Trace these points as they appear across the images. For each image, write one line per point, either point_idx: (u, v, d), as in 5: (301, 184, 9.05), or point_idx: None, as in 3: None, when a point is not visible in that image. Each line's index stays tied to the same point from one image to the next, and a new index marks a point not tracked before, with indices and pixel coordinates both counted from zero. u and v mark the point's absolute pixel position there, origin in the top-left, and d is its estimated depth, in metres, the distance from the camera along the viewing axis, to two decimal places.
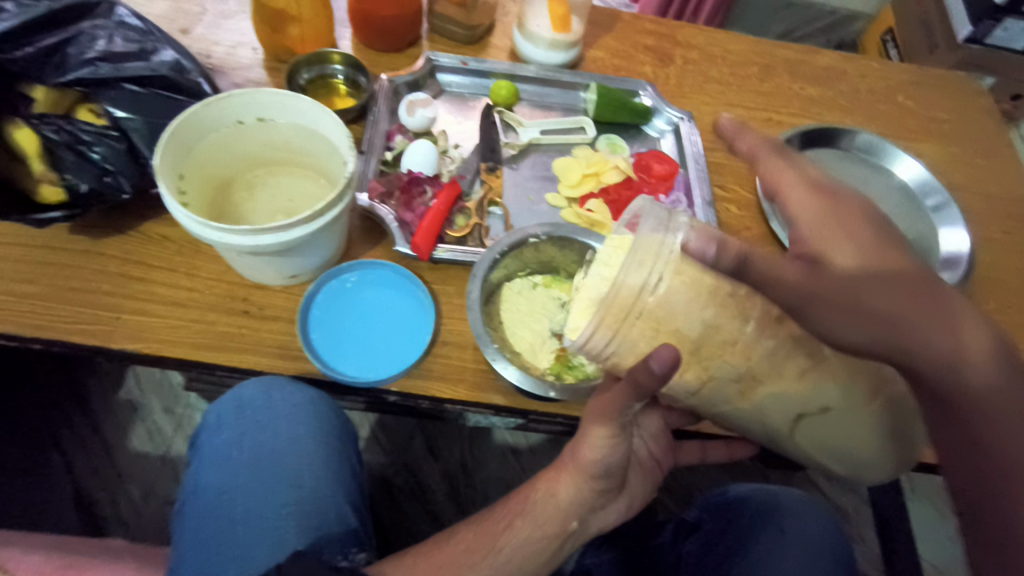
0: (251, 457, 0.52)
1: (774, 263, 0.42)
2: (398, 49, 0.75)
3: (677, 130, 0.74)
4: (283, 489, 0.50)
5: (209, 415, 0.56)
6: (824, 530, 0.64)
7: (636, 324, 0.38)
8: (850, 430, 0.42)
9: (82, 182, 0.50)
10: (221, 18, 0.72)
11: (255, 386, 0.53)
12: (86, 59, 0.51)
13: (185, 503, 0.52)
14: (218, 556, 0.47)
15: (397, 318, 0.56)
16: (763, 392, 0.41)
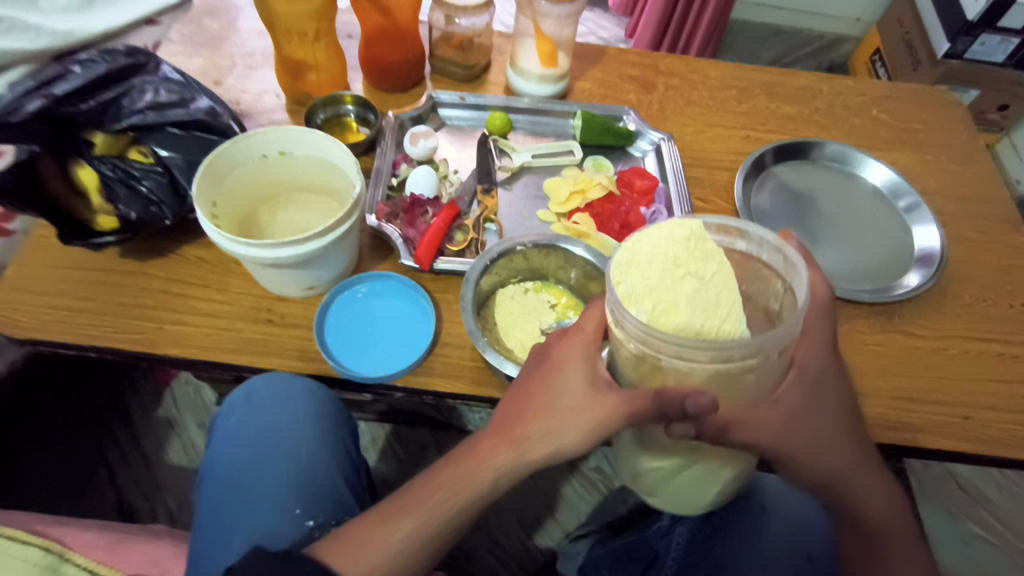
0: (255, 435, 0.59)
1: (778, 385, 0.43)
2: (403, 89, 0.84)
3: (658, 150, 0.81)
4: (284, 460, 0.57)
5: (225, 404, 0.63)
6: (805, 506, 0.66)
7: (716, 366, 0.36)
8: (697, 491, 0.47)
9: (131, 211, 0.58)
10: (249, 70, 0.82)
11: (261, 380, 0.60)
12: (137, 109, 0.61)
13: (202, 479, 0.59)
14: (227, 518, 0.54)
15: (403, 323, 0.63)
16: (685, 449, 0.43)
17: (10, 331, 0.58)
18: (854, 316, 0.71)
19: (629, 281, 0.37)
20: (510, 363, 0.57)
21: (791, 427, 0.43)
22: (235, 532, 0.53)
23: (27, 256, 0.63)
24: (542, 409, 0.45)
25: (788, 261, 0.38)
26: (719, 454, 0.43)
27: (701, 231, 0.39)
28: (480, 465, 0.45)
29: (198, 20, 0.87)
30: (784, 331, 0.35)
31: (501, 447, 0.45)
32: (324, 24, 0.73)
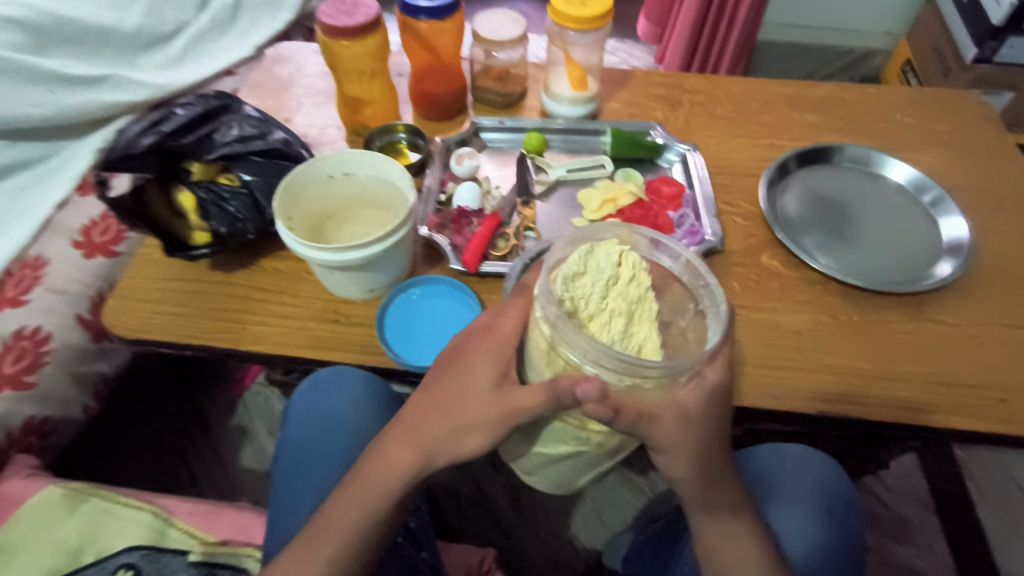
0: (324, 416, 0.69)
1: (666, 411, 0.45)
2: (448, 118, 0.93)
3: (684, 160, 0.87)
4: (348, 437, 0.67)
5: (297, 391, 0.73)
6: (824, 470, 0.67)
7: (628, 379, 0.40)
8: (570, 471, 0.54)
9: (222, 226, 0.68)
10: (314, 108, 0.93)
11: (328, 372, 0.70)
12: (226, 142, 0.72)
13: (278, 456, 0.69)
14: (302, 487, 0.64)
15: (452, 321, 0.70)
16: (569, 440, 0.49)
17: (122, 333, 0.68)
18: (882, 307, 0.74)
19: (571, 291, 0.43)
20: None
21: (669, 436, 0.46)
22: (307, 499, 0.63)
23: (134, 270, 0.73)
24: (445, 411, 0.48)
25: (709, 290, 0.45)
26: (600, 447, 0.49)
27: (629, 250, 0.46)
28: (394, 467, 0.50)
29: (270, 67, 0.99)
30: (696, 357, 0.40)
31: (407, 449, 0.49)
32: (380, 63, 0.85)
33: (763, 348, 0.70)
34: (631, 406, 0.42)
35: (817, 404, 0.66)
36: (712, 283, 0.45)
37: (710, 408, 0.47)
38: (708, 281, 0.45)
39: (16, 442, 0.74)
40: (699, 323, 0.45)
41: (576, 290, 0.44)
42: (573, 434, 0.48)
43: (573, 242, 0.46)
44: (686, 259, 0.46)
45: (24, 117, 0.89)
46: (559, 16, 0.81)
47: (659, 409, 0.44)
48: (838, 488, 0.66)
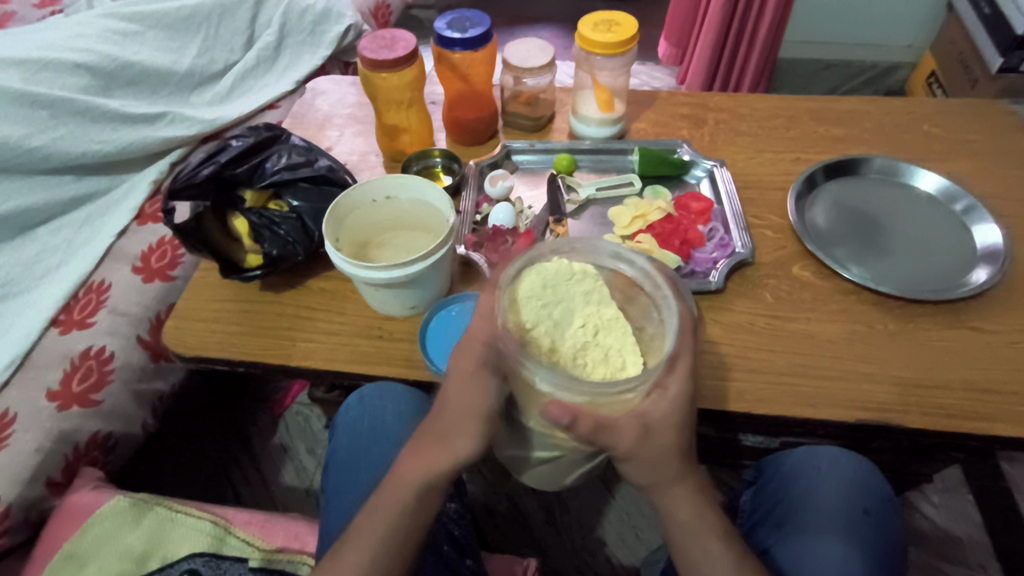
0: (370, 428, 0.72)
1: (625, 415, 0.47)
2: (480, 142, 0.97)
3: (711, 175, 0.89)
4: (394, 449, 0.70)
5: (344, 404, 0.76)
6: (862, 471, 0.66)
7: (584, 392, 0.45)
8: (554, 470, 0.58)
9: (274, 249, 0.72)
10: (353, 138, 0.98)
11: (373, 388, 0.74)
12: (275, 171, 0.76)
13: (327, 465, 0.73)
14: (354, 495, 0.67)
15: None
16: (544, 445, 0.52)
17: (181, 351, 0.72)
18: (918, 315, 0.74)
19: (524, 316, 0.50)
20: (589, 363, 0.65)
21: (630, 445, 0.48)
22: (357, 507, 0.66)
23: (191, 292, 0.77)
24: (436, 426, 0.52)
25: (666, 300, 0.50)
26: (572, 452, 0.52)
27: (580, 273, 0.53)
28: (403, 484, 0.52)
29: (312, 99, 1.04)
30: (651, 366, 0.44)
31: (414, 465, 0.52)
32: (416, 93, 0.89)
33: (798, 357, 0.71)
34: (591, 418, 0.45)
35: (855, 411, 0.66)
36: (668, 294, 0.50)
37: (670, 420, 0.49)
38: (666, 293, 0.50)
39: (83, 456, 0.79)
40: (663, 330, 0.49)
41: (527, 316, 0.50)
42: (544, 440, 0.52)
43: (528, 266, 0.53)
44: (647, 271, 0.52)
45: (91, 152, 0.96)
46: (586, 43, 0.85)
47: (620, 419, 0.47)
48: (875, 487, 0.65)
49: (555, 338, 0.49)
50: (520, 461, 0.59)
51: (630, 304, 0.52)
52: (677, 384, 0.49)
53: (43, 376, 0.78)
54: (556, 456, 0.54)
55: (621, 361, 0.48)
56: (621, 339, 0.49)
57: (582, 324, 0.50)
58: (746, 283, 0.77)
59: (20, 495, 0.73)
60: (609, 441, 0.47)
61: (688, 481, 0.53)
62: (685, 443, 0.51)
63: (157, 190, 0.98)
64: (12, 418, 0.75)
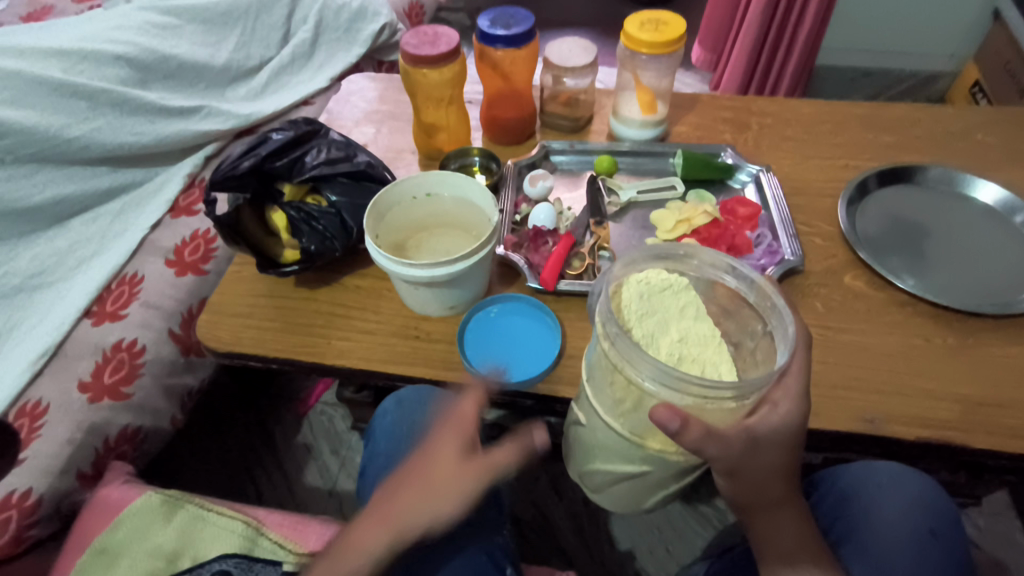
0: (408, 432, 0.69)
1: (733, 430, 0.47)
2: (518, 142, 0.95)
3: (757, 180, 0.86)
4: None
5: (381, 407, 0.74)
6: (926, 488, 0.63)
7: (693, 396, 0.45)
8: (637, 488, 0.60)
9: (312, 244, 0.71)
10: (389, 135, 0.96)
11: (411, 389, 0.71)
12: (314, 165, 0.75)
13: (364, 472, 0.71)
14: None
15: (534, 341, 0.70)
16: (634, 458, 0.54)
17: (215, 346, 0.70)
18: (980, 330, 0.71)
19: (624, 319, 0.49)
20: None
21: (736, 459, 0.48)
22: None
23: (225, 286, 0.76)
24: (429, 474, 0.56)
25: (774, 309, 0.49)
26: (660, 468, 0.54)
27: (679, 283, 0.52)
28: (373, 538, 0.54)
29: (347, 95, 1.03)
30: (763, 379, 0.44)
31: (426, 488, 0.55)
32: (456, 90, 0.88)
33: (853, 371, 0.67)
34: (701, 423, 0.44)
35: (917, 429, 0.63)
36: (779, 303, 0.49)
37: (779, 437, 0.49)
38: (775, 301, 0.49)
39: (112, 450, 0.78)
40: (769, 342, 0.49)
41: (628, 319, 0.49)
42: (634, 453, 0.53)
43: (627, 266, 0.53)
44: (758, 283, 0.50)
45: (128, 144, 0.95)
46: (632, 42, 0.83)
47: (726, 429, 0.47)
48: (936, 501, 0.63)
49: (655, 343, 0.49)
50: (601, 476, 0.61)
51: (730, 318, 0.52)
52: (786, 402, 0.49)
53: (75, 368, 0.77)
54: (643, 471, 0.55)
55: (722, 375, 0.47)
56: (720, 353, 0.49)
57: (678, 337, 0.49)
58: (795, 291, 0.75)
59: (51, 486, 0.72)
60: (714, 453, 0.46)
61: (787, 502, 0.54)
62: (788, 460, 0.51)
63: (191, 183, 0.97)
64: (43, 409, 0.74)
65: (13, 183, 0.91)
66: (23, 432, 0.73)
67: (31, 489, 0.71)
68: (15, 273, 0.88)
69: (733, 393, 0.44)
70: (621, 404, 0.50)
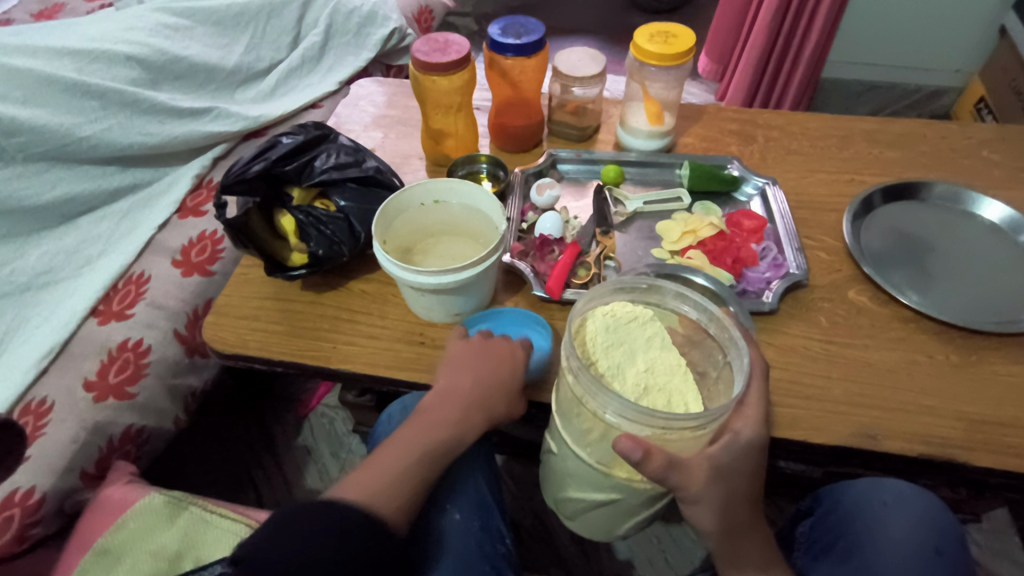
0: None
1: (695, 460, 0.48)
2: (525, 149, 0.96)
3: (763, 193, 0.87)
4: None
5: (386, 414, 0.75)
6: (931, 505, 0.63)
7: (654, 429, 0.46)
8: (609, 514, 0.60)
9: (320, 248, 0.71)
10: (397, 140, 0.97)
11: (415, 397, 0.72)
12: (324, 170, 0.75)
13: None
14: None
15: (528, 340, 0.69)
16: (603, 486, 0.55)
17: (220, 347, 0.71)
18: (983, 347, 0.71)
19: (589, 353, 0.52)
20: None
21: (702, 488, 0.49)
22: None
23: (231, 288, 0.76)
24: (486, 397, 0.61)
25: (732, 341, 0.51)
26: (630, 495, 0.54)
27: (644, 316, 0.54)
28: (434, 443, 0.58)
29: (356, 98, 1.04)
30: (720, 411, 0.45)
31: (481, 410, 0.61)
32: (465, 98, 0.88)
33: (856, 386, 0.68)
34: (663, 454, 0.46)
35: (919, 446, 0.63)
36: (736, 335, 0.50)
37: (741, 465, 0.51)
38: (733, 333, 0.50)
39: (116, 449, 0.78)
40: (729, 373, 0.51)
41: (592, 352, 0.52)
42: (603, 481, 0.54)
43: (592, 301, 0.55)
44: (716, 315, 0.52)
45: (137, 144, 0.96)
46: (641, 54, 0.83)
47: (690, 460, 0.48)
48: (946, 525, 0.62)
49: (619, 375, 0.51)
50: (574, 503, 0.62)
51: (695, 348, 0.53)
52: (748, 430, 0.51)
53: (81, 366, 0.78)
54: (612, 499, 0.56)
55: (687, 405, 0.49)
56: (684, 384, 0.50)
57: (644, 368, 0.51)
58: (800, 305, 0.75)
59: (54, 485, 0.72)
60: (678, 481, 0.48)
61: (752, 529, 0.55)
62: (752, 487, 0.52)
63: (199, 184, 0.98)
64: (49, 407, 0.75)
65: (23, 180, 0.91)
66: (28, 429, 0.73)
67: (34, 487, 0.71)
68: (23, 270, 0.88)
69: (691, 425, 0.45)
70: (588, 434, 0.52)
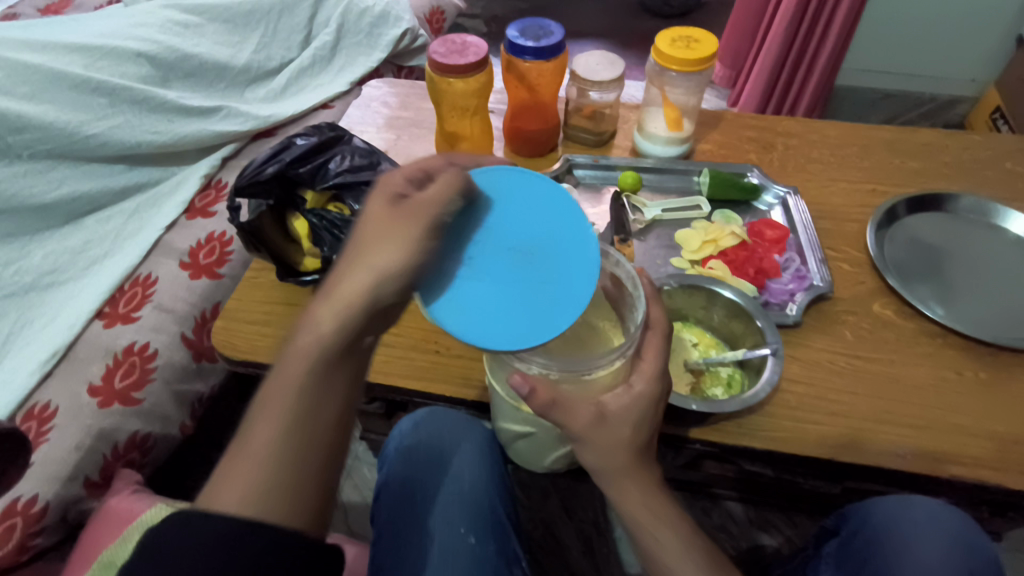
0: (425, 456, 0.67)
1: (579, 400, 0.49)
2: (540, 154, 0.94)
3: (784, 203, 0.85)
4: (452, 481, 0.66)
5: (394, 429, 0.72)
6: (965, 526, 0.61)
7: (541, 372, 0.47)
8: (531, 448, 0.63)
9: (335, 253, 0.70)
10: (411, 142, 0.95)
11: (427, 411, 0.72)
12: (338, 173, 0.73)
13: (378, 494, 0.67)
14: (408, 532, 0.62)
15: (514, 207, 0.47)
16: (518, 417, 0.58)
17: (230, 353, 0.69)
18: (1012, 364, 0.69)
19: None
20: (696, 401, 0.62)
21: (584, 427, 0.49)
22: (414, 543, 0.62)
23: (242, 292, 0.74)
24: (330, 293, 0.41)
25: (636, 300, 0.50)
26: (544, 429, 0.57)
27: None
28: (281, 399, 0.40)
29: (368, 99, 1.02)
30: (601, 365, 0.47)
31: (322, 312, 0.41)
32: (482, 101, 0.86)
33: (883, 403, 0.66)
34: (547, 392, 0.47)
35: (949, 466, 0.61)
36: (639, 295, 0.49)
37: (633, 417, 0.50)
38: (638, 293, 0.49)
39: (121, 457, 0.76)
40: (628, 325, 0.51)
41: None
42: (516, 411, 0.57)
43: None
44: (627, 271, 0.50)
45: (145, 142, 0.94)
46: (663, 58, 0.81)
47: (578, 402, 0.49)
48: (979, 546, 0.60)
49: None
50: (504, 435, 0.64)
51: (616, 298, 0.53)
52: (642, 384, 0.51)
53: (85, 371, 0.76)
54: (528, 430, 0.59)
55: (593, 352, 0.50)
56: (594, 333, 0.51)
57: None
58: (824, 318, 0.73)
59: (57, 494, 0.71)
60: (561, 421, 0.49)
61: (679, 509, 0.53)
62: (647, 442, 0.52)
63: (207, 185, 0.96)
64: (53, 412, 0.73)
65: (29, 178, 0.89)
66: (31, 435, 0.71)
67: (37, 496, 0.69)
68: (27, 270, 0.86)
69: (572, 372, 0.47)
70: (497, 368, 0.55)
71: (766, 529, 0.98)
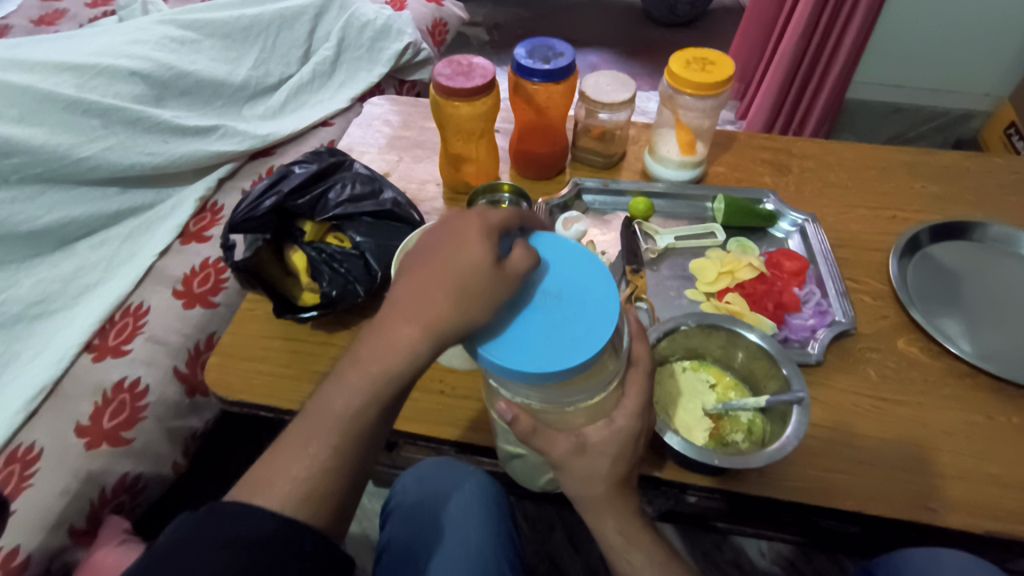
0: (428, 515, 0.64)
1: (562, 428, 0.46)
2: (547, 177, 0.91)
3: (802, 231, 0.82)
4: (457, 541, 0.62)
5: (396, 485, 0.70)
6: None
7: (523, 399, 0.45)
8: (524, 471, 0.60)
9: (334, 288, 0.66)
10: (414, 163, 0.92)
11: (430, 465, 0.70)
12: (338, 203, 0.70)
13: (380, 559, 0.63)
14: None
15: (574, 270, 0.45)
16: (510, 438, 0.55)
17: (222, 392, 0.65)
18: None
19: None
20: (718, 455, 0.56)
21: (564, 455, 0.46)
22: None
23: (238, 325, 0.71)
24: (417, 317, 0.40)
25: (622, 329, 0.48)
26: (534, 453, 0.55)
27: None
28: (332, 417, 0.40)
29: (370, 118, 0.99)
30: (583, 395, 0.44)
31: (407, 329, 0.40)
32: (488, 124, 0.83)
33: (910, 449, 0.63)
34: (529, 420, 0.44)
35: (984, 521, 0.58)
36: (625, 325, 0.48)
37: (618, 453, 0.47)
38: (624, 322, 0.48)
39: (109, 501, 0.73)
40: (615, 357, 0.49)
41: None
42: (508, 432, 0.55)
43: None
44: None
45: (139, 164, 0.91)
46: (677, 81, 0.78)
47: (558, 432, 0.46)
48: None
49: None
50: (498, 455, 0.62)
51: None
52: (626, 418, 0.47)
53: (73, 409, 0.73)
54: (522, 453, 0.56)
55: None
56: None
57: None
58: (846, 356, 0.70)
59: (40, 543, 0.68)
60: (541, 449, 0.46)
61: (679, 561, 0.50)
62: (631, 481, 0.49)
63: (203, 208, 0.93)
64: (37, 454, 0.70)
65: (18, 205, 0.86)
66: (14, 479, 0.68)
67: (18, 547, 0.67)
68: (14, 300, 0.82)
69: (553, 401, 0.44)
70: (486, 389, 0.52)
71: (780, 565, 0.95)
